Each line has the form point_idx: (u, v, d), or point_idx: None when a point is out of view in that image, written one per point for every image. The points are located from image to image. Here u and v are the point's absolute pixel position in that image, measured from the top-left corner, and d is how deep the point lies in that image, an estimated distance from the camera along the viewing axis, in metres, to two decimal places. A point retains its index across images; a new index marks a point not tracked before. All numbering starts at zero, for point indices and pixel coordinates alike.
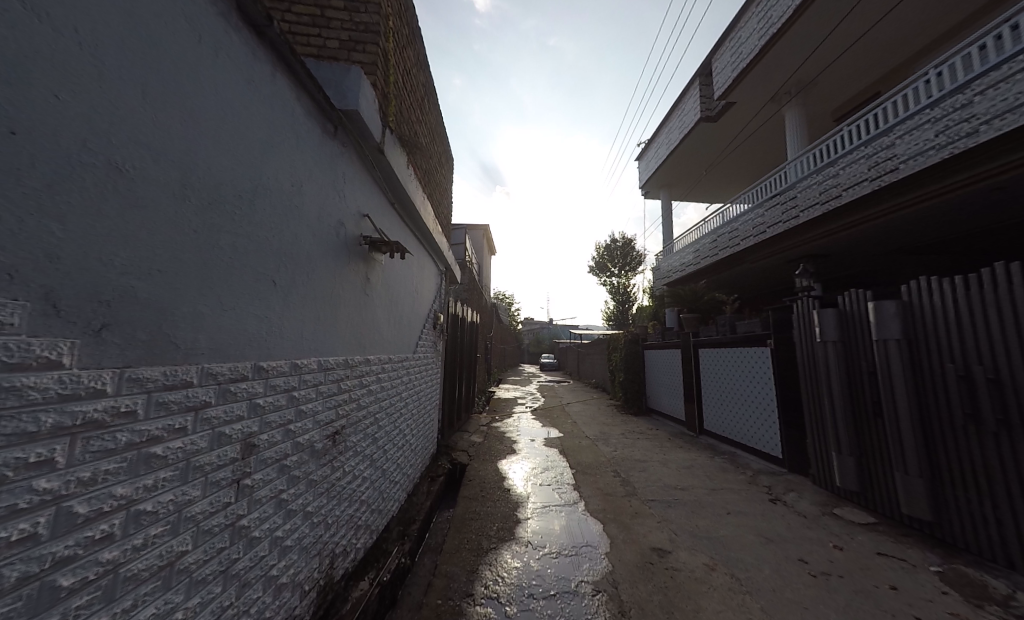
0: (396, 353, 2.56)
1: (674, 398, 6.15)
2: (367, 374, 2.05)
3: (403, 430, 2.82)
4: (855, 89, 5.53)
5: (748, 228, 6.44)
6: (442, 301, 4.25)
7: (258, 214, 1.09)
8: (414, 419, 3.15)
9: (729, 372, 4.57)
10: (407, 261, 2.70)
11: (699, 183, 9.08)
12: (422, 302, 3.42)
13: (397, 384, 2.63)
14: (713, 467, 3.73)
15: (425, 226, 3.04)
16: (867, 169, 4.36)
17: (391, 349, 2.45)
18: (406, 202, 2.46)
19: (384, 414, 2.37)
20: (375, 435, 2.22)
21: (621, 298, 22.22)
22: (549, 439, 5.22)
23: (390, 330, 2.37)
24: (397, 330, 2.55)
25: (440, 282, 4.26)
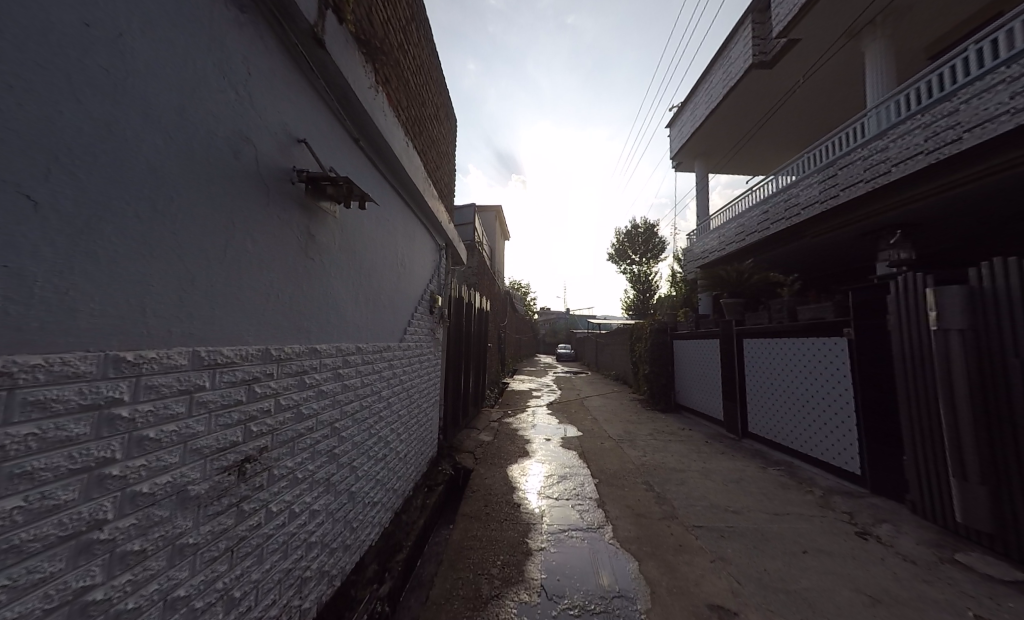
0: (370, 342, 2.04)
1: (710, 395, 5.43)
2: (315, 373, 1.51)
3: (388, 436, 2.30)
4: (965, 11, 4.47)
5: (811, 196, 5.50)
6: (442, 282, 3.70)
7: (6, 67, 0.59)
8: (405, 419, 2.64)
9: (785, 365, 3.83)
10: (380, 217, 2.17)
11: (741, 149, 8.10)
12: (414, 282, 2.90)
13: (375, 381, 2.09)
14: (769, 483, 3.06)
15: (406, 180, 2.49)
16: (1009, 95, 3.26)
17: (361, 336, 1.94)
18: (372, 136, 1.92)
19: (351, 421, 1.81)
20: (335, 452, 1.66)
21: (641, 286, 21.25)
22: (566, 440, 4.64)
23: (356, 309, 1.86)
24: (369, 311, 2.03)
25: (440, 261, 3.74)
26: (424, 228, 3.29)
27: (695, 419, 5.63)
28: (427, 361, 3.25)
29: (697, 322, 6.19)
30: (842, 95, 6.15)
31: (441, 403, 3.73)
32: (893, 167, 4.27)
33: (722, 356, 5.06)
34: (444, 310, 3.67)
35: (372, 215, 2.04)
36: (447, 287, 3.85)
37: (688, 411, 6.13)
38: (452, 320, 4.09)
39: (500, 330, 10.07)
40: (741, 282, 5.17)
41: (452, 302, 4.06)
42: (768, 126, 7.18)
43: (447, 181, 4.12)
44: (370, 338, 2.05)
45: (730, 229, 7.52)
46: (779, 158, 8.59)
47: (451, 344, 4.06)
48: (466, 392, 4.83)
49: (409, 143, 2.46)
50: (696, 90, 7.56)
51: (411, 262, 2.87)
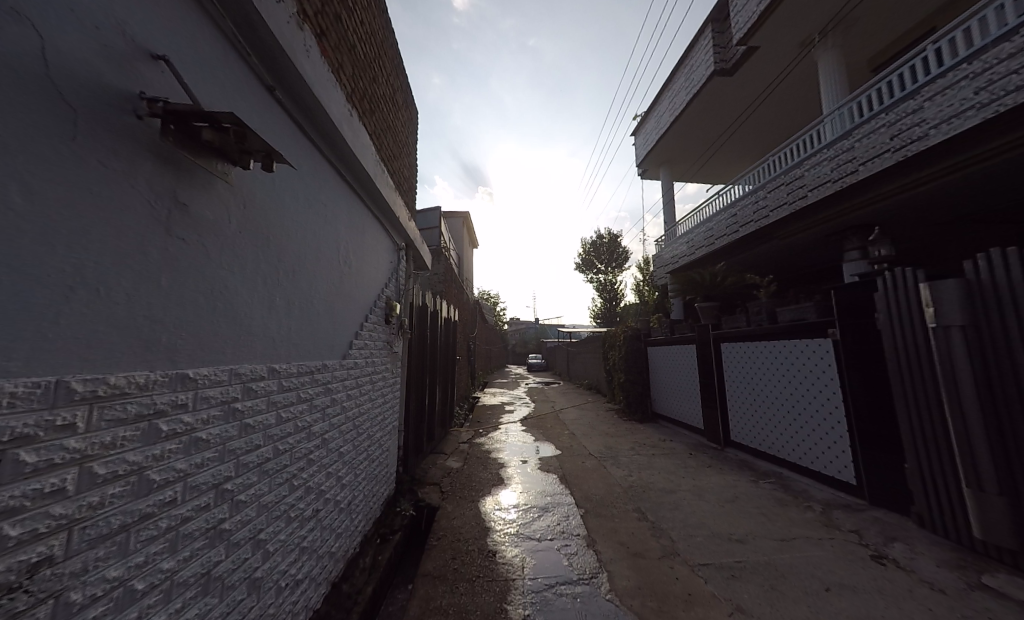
0: (290, 362, 1.52)
1: (687, 404, 5.28)
2: (185, 416, 0.99)
3: (320, 485, 1.77)
4: (903, 27, 4.82)
5: (780, 198, 5.62)
6: (401, 287, 3.21)
7: None
8: (349, 457, 2.12)
9: (767, 371, 3.70)
10: (309, 199, 1.69)
11: (704, 157, 8.38)
12: (363, 286, 2.41)
13: (297, 414, 1.58)
14: (770, 505, 2.81)
15: (348, 158, 2.02)
16: (976, 93, 3.36)
17: (274, 355, 1.43)
18: (292, 83, 1.45)
19: (252, 474, 1.30)
20: (223, 525, 1.14)
21: (608, 294, 21.64)
22: (543, 461, 4.22)
23: (266, 317, 1.37)
24: (291, 319, 1.53)
25: (400, 262, 3.25)
26: (378, 224, 2.80)
27: (673, 430, 5.44)
28: (383, 382, 2.73)
29: (672, 329, 6.10)
30: (796, 104, 6.49)
31: (400, 429, 3.20)
32: (860, 166, 4.40)
33: (699, 362, 4.93)
34: (404, 320, 3.18)
35: (297, 194, 1.56)
36: (407, 292, 3.37)
37: (666, 420, 5.97)
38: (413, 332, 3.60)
39: (469, 342, 9.55)
40: (714, 287, 5.09)
41: (413, 305, 3.57)
42: (729, 135, 7.45)
43: (407, 172, 3.69)
44: (291, 358, 1.54)
45: (699, 236, 7.63)
46: (736, 166, 8.99)
47: (412, 359, 3.55)
48: (431, 412, 4.30)
49: (351, 111, 2.01)
50: (659, 98, 7.71)
51: (359, 259, 2.38)
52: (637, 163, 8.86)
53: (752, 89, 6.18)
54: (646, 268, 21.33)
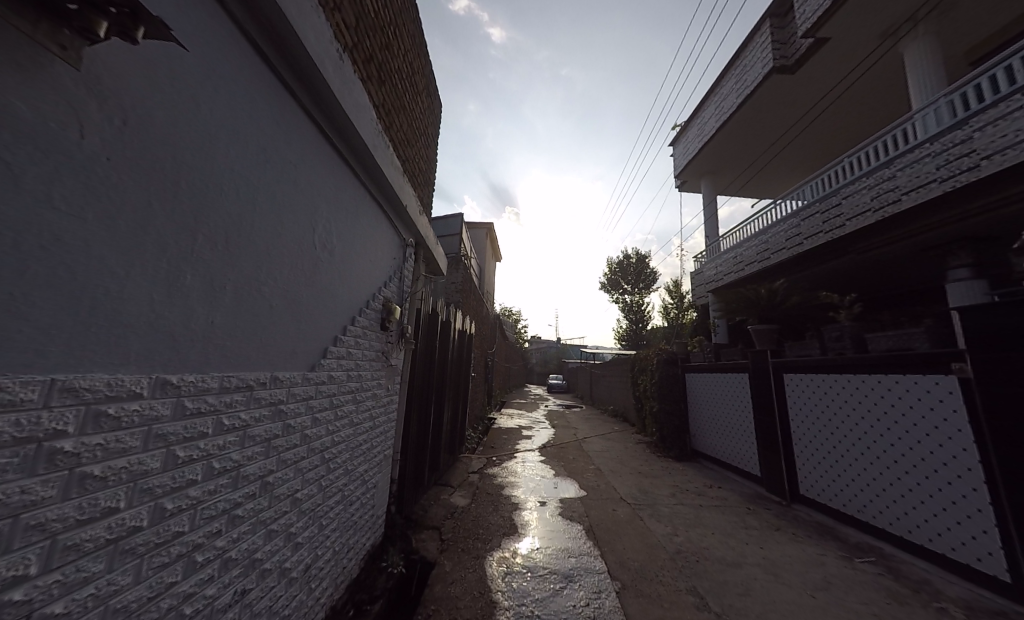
0: (200, 377, 1.11)
1: (736, 443, 4.46)
2: None
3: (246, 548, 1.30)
4: (1009, 15, 4.22)
5: (857, 206, 4.75)
6: (405, 291, 2.80)
7: None
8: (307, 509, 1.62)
9: (855, 414, 2.96)
10: (253, 156, 1.30)
11: (753, 168, 7.75)
12: (354, 286, 2.01)
13: (203, 451, 1.13)
14: (880, 601, 2.03)
15: (333, 110, 1.69)
16: None
17: (169, 362, 1.01)
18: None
19: (96, 561, 0.85)
20: None
21: (634, 315, 20.69)
22: (567, 505, 3.54)
23: (152, 299, 0.95)
24: (203, 312, 1.11)
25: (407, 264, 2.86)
26: (383, 217, 2.43)
27: (719, 473, 4.60)
28: (373, 401, 2.26)
29: (718, 353, 5.32)
30: (865, 110, 5.90)
31: (393, 459, 2.69)
32: (982, 160, 3.43)
33: (754, 395, 4.16)
34: (407, 326, 2.74)
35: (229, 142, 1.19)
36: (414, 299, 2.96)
37: (709, 461, 5.12)
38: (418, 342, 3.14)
39: (487, 359, 9.04)
40: (772, 305, 4.37)
41: (420, 311, 3.15)
42: (782, 143, 6.87)
43: (426, 161, 3.37)
44: (204, 364, 1.12)
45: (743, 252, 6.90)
46: (788, 180, 8.28)
47: (415, 374, 3.09)
48: (437, 435, 3.76)
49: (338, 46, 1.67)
50: (704, 103, 7.26)
51: (352, 252, 2.00)
52: (674, 173, 8.32)
53: (818, 88, 5.60)
54: (674, 290, 20.36)
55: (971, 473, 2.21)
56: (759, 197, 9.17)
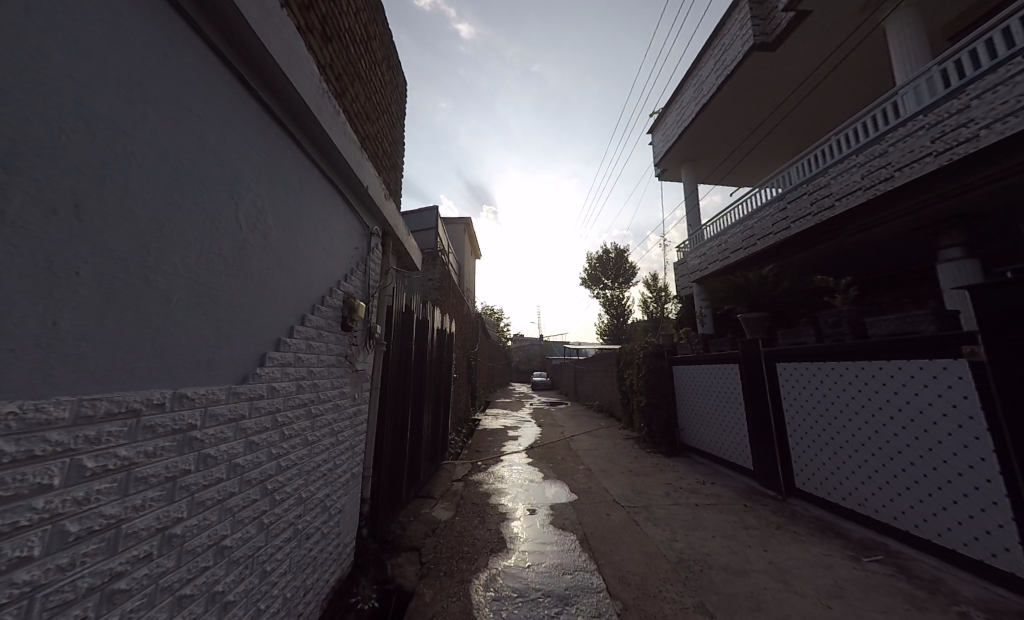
0: (90, 403, 0.76)
1: (727, 436, 4.36)
2: None
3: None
4: None
5: (847, 185, 4.70)
6: (373, 285, 2.48)
7: None
8: (261, 558, 1.31)
9: (853, 404, 2.87)
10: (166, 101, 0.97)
11: (733, 153, 7.73)
12: (309, 276, 1.68)
13: (119, 513, 0.80)
14: (898, 607, 1.89)
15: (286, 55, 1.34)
16: None
17: (35, 385, 0.68)
18: None
19: None
20: None
21: (615, 310, 20.83)
22: (557, 511, 3.33)
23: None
24: (91, 305, 0.76)
25: (376, 256, 2.54)
26: (345, 201, 2.09)
27: (710, 469, 4.51)
28: (336, 413, 1.94)
29: (706, 345, 5.23)
30: (840, 92, 5.98)
31: (364, 475, 2.39)
32: (979, 130, 3.38)
33: (744, 386, 4.07)
34: (376, 325, 2.43)
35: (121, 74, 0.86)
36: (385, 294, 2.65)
37: (700, 456, 5.03)
38: (389, 343, 2.82)
39: (470, 359, 8.74)
40: (760, 294, 4.28)
41: (391, 306, 2.85)
42: (760, 127, 6.90)
43: (392, 142, 3.05)
44: (97, 385, 0.78)
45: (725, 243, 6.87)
46: (766, 166, 8.35)
47: (388, 378, 2.78)
48: (416, 443, 3.47)
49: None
50: (682, 89, 7.17)
51: (309, 237, 1.68)
52: (655, 161, 8.22)
53: (798, 67, 5.55)
54: (655, 285, 20.61)
55: (983, 463, 2.12)
56: (737, 184, 9.24)
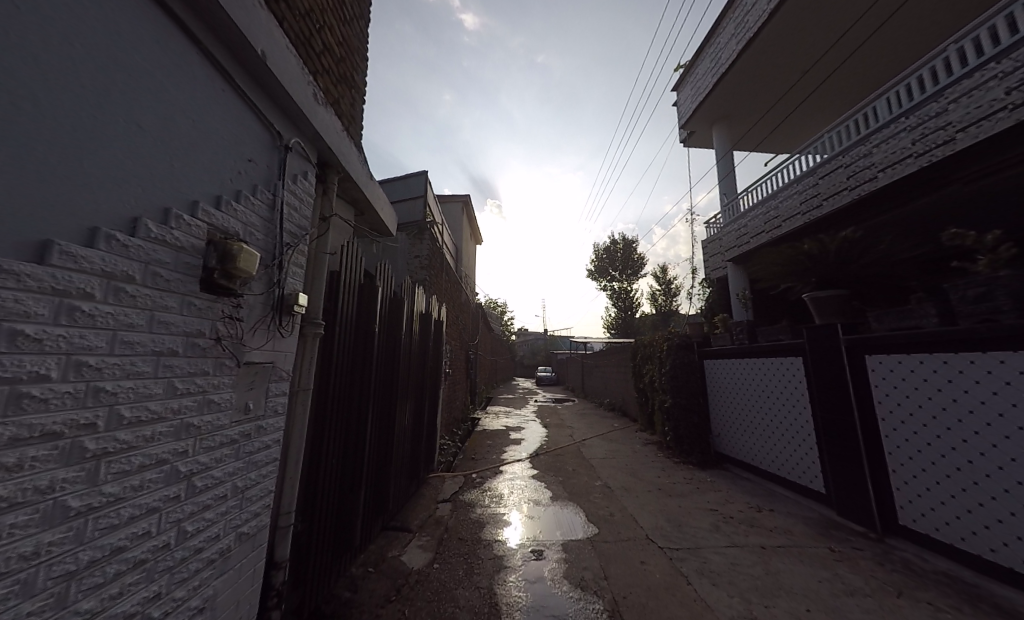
0: None
1: (791, 449, 3.46)
2: None
3: None
4: None
5: (963, 117, 3.45)
6: (304, 236, 1.64)
7: None
8: None
9: (1011, 415, 1.99)
10: None
11: (774, 110, 6.71)
12: (85, 167, 0.81)
13: None
14: None
15: None
16: None
17: None
18: None
19: None
20: None
21: (624, 303, 19.88)
22: (571, 553, 2.49)
23: None
24: None
25: (309, 193, 1.69)
26: (227, 77, 1.21)
27: (761, 490, 3.61)
28: (189, 441, 1.07)
29: (753, 335, 4.30)
30: (905, 39, 5.11)
31: (274, 526, 1.54)
32: None
33: (813, 386, 3.15)
34: (301, 295, 1.56)
35: None
36: (326, 253, 1.80)
37: (748, 471, 4.13)
38: (337, 327, 1.97)
39: (468, 351, 7.88)
40: (830, 268, 3.35)
41: (337, 271, 2.01)
42: (801, 84, 6.05)
43: (345, 44, 2.16)
44: None
45: (759, 217, 5.94)
46: (809, 126, 7.31)
47: (332, 376, 1.93)
48: (386, 460, 2.64)
49: None
50: (719, 30, 6.17)
51: (83, 88, 0.82)
52: (681, 122, 7.27)
53: None
54: (665, 276, 19.66)
55: None
56: (771, 150, 8.22)
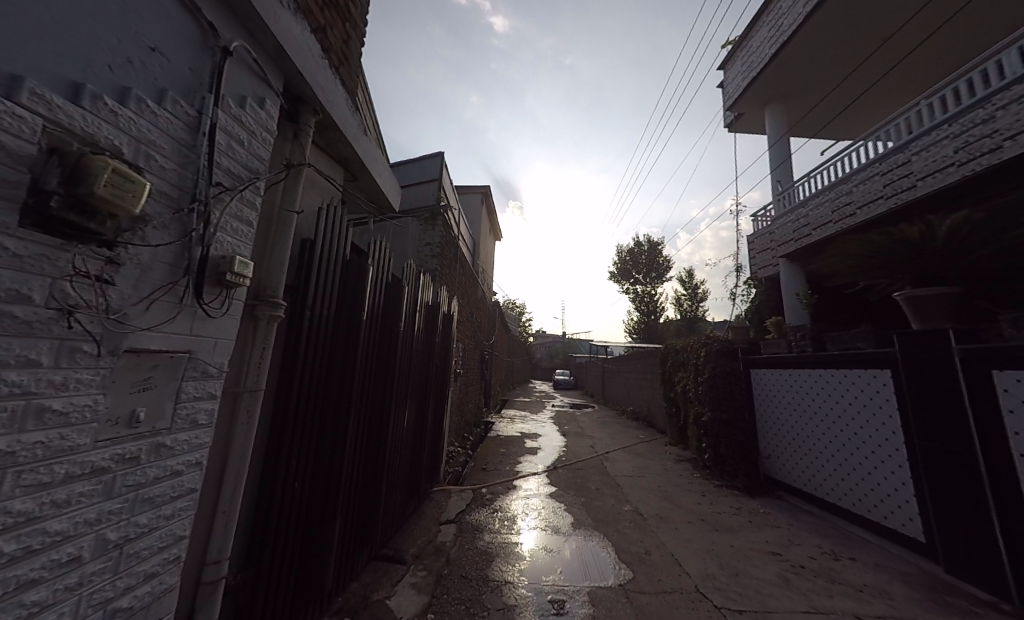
0: None
1: (877, 481, 2.85)
2: None
3: None
4: None
5: None
6: (257, 185, 1.24)
7: None
8: None
9: None
10: None
11: (836, 91, 5.92)
12: None
13: None
14: None
15: None
16: None
17: None
18: None
19: None
20: None
21: (647, 307, 18.99)
22: (601, 610, 1.95)
23: None
24: None
25: (270, 133, 1.30)
26: None
27: (833, 531, 2.95)
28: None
29: (819, 343, 3.63)
30: (1006, 8, 4.29)
31: (197, 578, 1.13)
32: None
33: (908, 406, 2.62)
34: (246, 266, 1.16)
35: None
36: (293, 214, 1.42)
37: (811, 504, 3.46)
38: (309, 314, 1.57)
39: (483, 352, 7.44)
40: (938, 264, 2.75)
41: (311, 240, 1.61)
42: (869, 65, 5.32)
43: None
44: None
45: (815, 205, 5.09)
46: (879, 112, 6.40)
47: (303, 373, 1.53)
48: (377, 474, 2.22)
49: None
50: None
51: None
52: (726, 104, 6.64)
53: None
54: (690, 281, 18.69)
55: None
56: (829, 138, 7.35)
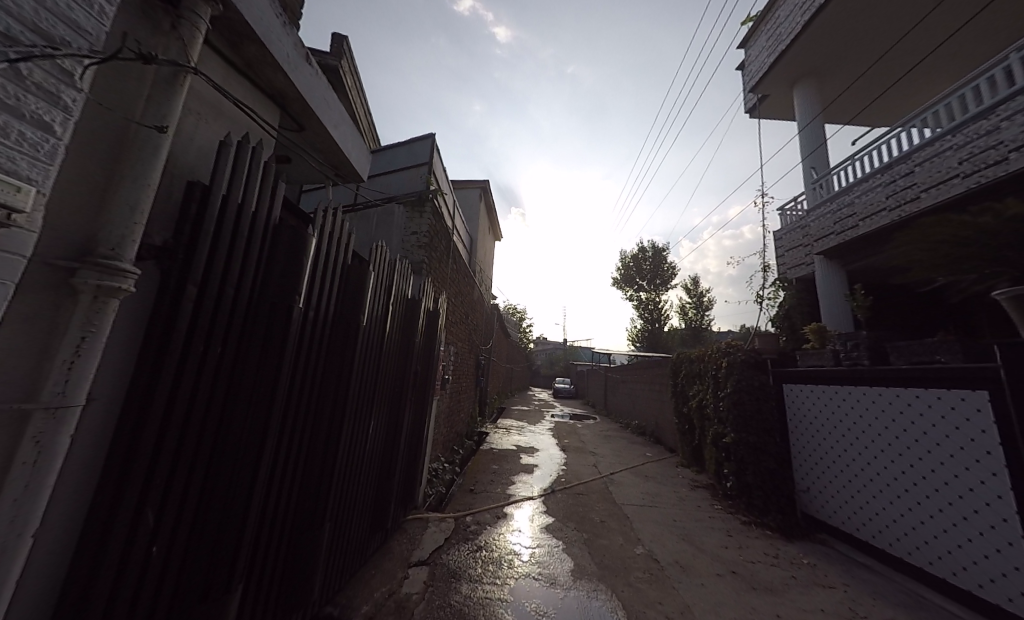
0: None
1: (968, 537, 2.30)
2: None
3: None
4: None
5: None
6: (58, 62, 0.73)
7: None
8: None
9: None
10: None
11: (871, 69, 5.53)
12: None
13: None
14: None
15: None
16: None
17: None
18: None
19: None
20: None
21: (651, 315, 18.45)
22: None
23: None
24: None
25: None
26: None
27: (905, 598, 2.40)
28: None
29: (880, 356, 3.15)
30: None
31: None
32: None
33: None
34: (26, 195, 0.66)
35: None
36: (160, 133, 0.91)
37: (868, 556, 2.90)
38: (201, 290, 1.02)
39: (479, 356, 6.91)
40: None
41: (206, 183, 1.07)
42: (909, 40, 4.95)
43: None
44: None
45: (859, 192, 4.58)
46: (918, 90, 5.97)
47: (189, 389, 0.99)
48: (320, 515, 1.67)
49: None
50: None
51: None
52: (748, 85, 6.29)
53: None
54: (696, 289, 18.21)
55: None
56: (860, 120, 6.93)
